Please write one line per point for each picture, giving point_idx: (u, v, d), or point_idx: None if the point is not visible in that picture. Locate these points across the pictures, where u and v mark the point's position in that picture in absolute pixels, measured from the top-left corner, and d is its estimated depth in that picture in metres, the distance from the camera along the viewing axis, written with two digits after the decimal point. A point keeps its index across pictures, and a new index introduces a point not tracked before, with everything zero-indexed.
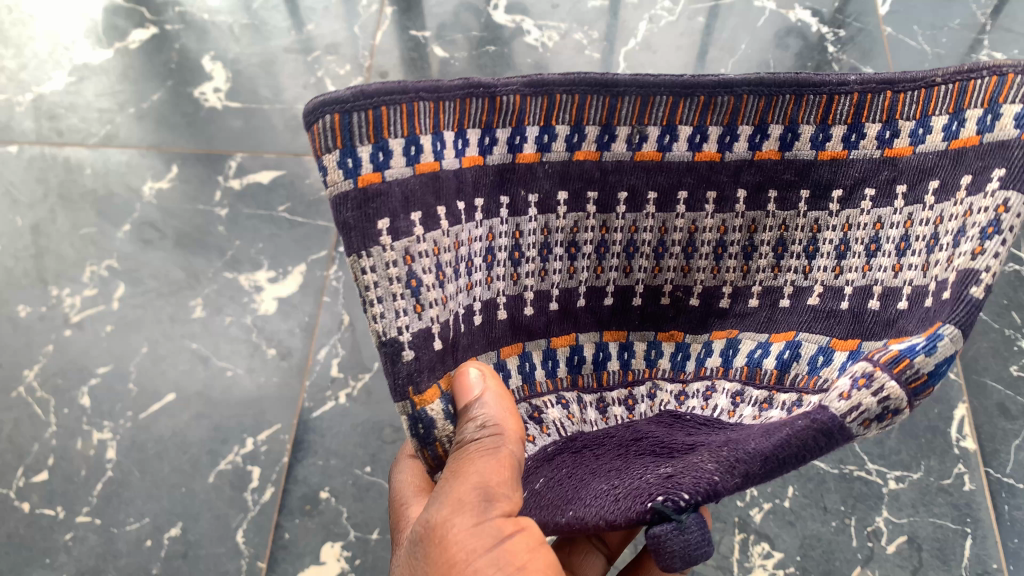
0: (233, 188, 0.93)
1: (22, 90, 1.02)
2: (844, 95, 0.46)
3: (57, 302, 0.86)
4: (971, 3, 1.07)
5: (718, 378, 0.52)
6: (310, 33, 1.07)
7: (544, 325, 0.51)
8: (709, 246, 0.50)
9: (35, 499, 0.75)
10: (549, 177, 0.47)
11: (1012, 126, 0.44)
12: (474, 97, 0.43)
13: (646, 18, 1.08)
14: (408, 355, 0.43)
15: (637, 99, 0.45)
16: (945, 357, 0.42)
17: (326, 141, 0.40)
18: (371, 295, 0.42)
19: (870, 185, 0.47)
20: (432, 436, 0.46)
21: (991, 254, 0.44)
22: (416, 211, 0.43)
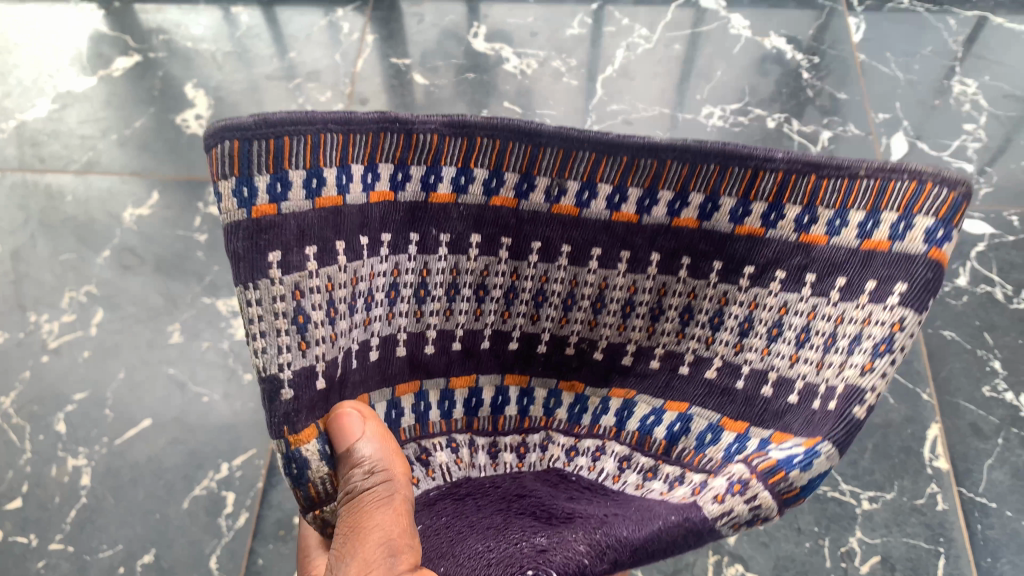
0: (213, 214, 0.93)
1: (6, 118, 1.03)
2: (769, 172, 0.46)
3: (35, 327, 0.86)
4: (943, 29, 1.09)
5: (610, 439, 0.54)
6: (293, 60, 1.08)
7: (444, 364, 0.53)
8: (617, 303, 0.51)
9: (9, 526, 0.75)
10: (462, 220, 0.48)
11: (920, 240, 0.45)
12: (389, 133, 0.44)
13: (623, 45, 1.09)
14: (287, 393, 0.45)
15: (559, 151, 0.47)
16: (820, 472, 0.45)
17: (224, 167, 0.41)
18: (255, 329, 0.44)
19: (782, 268, 0.48)
20: (306, 475, 0.47)
21: (879, 373, 0.46)
22: (311, 247, 0.44)
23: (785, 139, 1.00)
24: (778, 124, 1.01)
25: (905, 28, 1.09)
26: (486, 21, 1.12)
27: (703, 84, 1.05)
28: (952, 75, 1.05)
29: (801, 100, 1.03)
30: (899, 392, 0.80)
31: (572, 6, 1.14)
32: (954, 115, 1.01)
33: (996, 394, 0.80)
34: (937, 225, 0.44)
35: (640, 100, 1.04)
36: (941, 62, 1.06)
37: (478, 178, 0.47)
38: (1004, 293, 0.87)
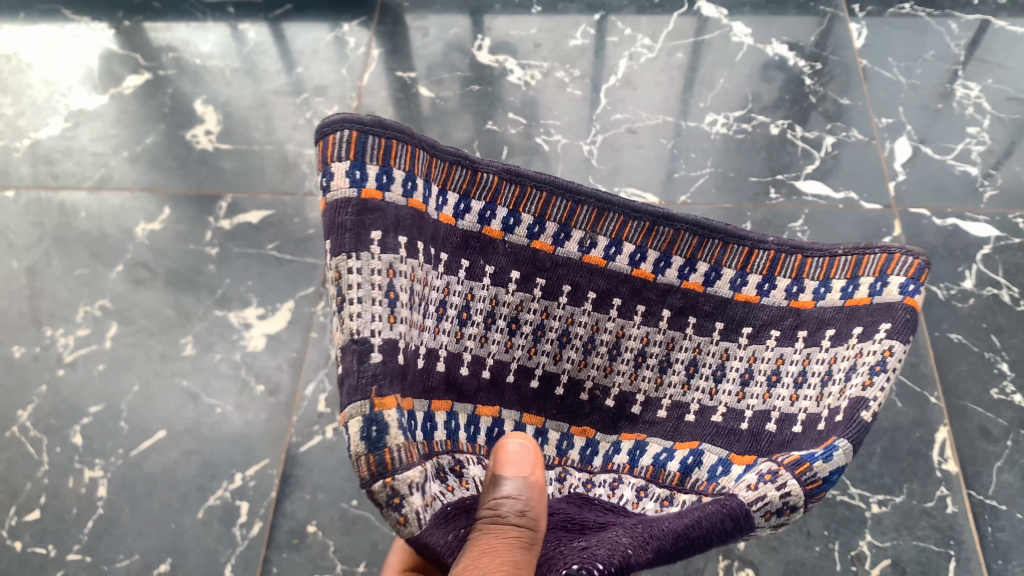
0: (224, 228, 0.95)
1: (19, 136, 1.05)
2: (762, 251, 0.53)
3: (51, 342, 0.87)
4: (945, 34, 1.10)
5: (625, 472, 0.54)
6: (300, 75, 1.10)
7: (475, 388, 0.55)
8: (631, 352, 0.55)
9: (27, 538, 0.76)
10: (506, 256, 0.54)
11: (897, 293, 0.51)
12: (460, 167, 0.52)
13: (626, 55, 1.10)
14: (376, 356, 0.44)
15: (594, 210, 0.54)
16: (842, 467, 0.45)
17: (340, 151, 0.48)
18: (352, 293, 0.46)
19: (776, 327, 0.53)
20: (384, 441, 0.42)
21: (879, 387, 0.47)
22: (404, 237, 0.48)
23: (789, 145, 1.00)
24: (781, 130, 1.02)
25: (906, 33, 1.10)
26: (490, 33, 1.13)
27: (706, 92, 1.06)
28: (954, 79, 1.06)
29: (805, 106, 1.04)
30: (906, 395, 0.81)
31: (574, 17, 1.15)
32: (958, 119, 1.02)
33: (1004, 397, 0.80)
34: (908, 281, 0.51)
35: (643, 108, 1.05)
36: (943, 66, 1.07)
37: (524, 223, 0.54)
38: (1010, 295, 0.87)
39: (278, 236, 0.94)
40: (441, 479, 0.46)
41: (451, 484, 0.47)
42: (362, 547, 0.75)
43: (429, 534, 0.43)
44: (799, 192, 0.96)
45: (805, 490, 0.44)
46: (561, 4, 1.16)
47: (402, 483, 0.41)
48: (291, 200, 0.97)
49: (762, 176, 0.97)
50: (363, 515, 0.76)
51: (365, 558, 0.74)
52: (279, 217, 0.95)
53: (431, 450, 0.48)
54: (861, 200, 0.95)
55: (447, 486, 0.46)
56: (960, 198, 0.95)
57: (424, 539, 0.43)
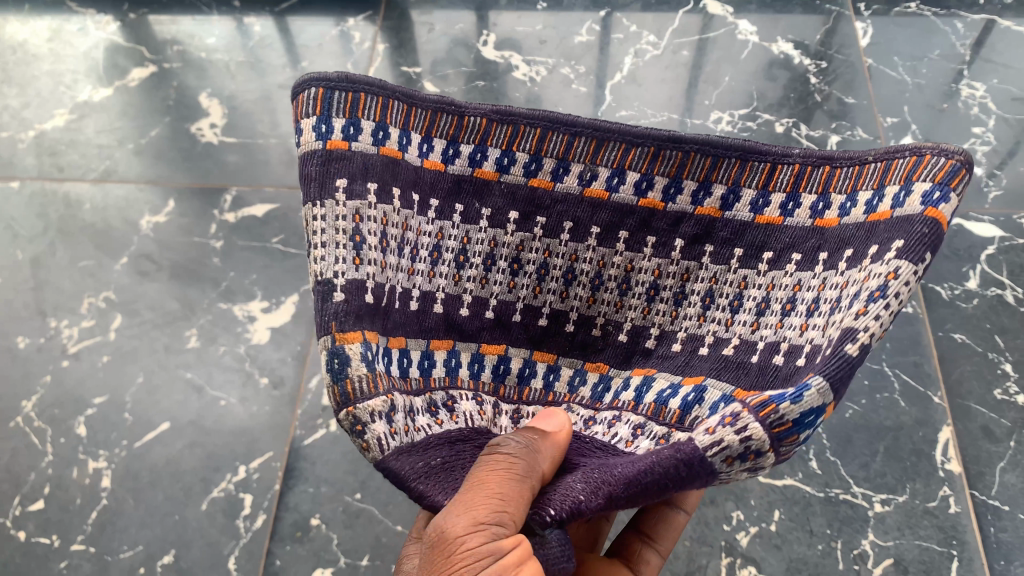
0: (228, 221, 0.95)
1: (24, 127, 1.05)
2: (786, 166, 0.53)
3: (55, 333, 0.88)
4: (950, 33, 1.10)
5: (627, 410, 0.54)
6: (305, 70, 1.10)
7: (477, 328, 0.57)
8: (643, 287, 0.56)
9: (30, 528, 0.77)
10: (502, 197, 0.56)
11: (919, 203, 0.47)
12: (444, 114, 0.55)
13: (631, 52, 1.10)
14: (338, 296, 0.50)
15: (592, 139, 0.55)
16: (814, 407, 0.41)
17: (309, 109, 0.53)
18: (317, 238, 0.51)
19: (798, 251, 0.53)
20: (346, 372, 0.48)
21: (873, 315, 0.43)
22: (373, 184, 0.52)
23: (794, 143, 1.00)
24: (786, 129, 1.02)
25: (912, 32, 1.10)
26: (496, 29, 1.13)
27: (711, 89, 1.06)
28: (960, 78, 1.05)
29: (810, 105, 1.04)
30: (909, 395, 0.81)
31: (580, 13, 1.15)
32: (962, 119, 1.02)
33: (1007, 397, 0.80)
34: (935, 188, 0.47)
35: (648, 105, 1.05)
36: (949, 66, 1.07)
37: (519, 161, 0.56)
38: (1014, 296, 0.87)
39: (283, 229, 0.94)
40: (430, 413, 0.52)
41: (440, 418, 0.52)
42: (365, 541, 0.75)
43: (395, 460, 0.47)
44: None
45: (767, 433, 0.41)
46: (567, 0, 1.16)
47: (363, 411, 0.47)
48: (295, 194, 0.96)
49: None
50: (366, 509, 0.76)
51: (368, 552, 0.74)
52: (283, 211, 0.95)
53: (427, 386, 0.53)
54: None
55: (436, 419, 0.51)
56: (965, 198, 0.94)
57: (388, 464, 0.47)
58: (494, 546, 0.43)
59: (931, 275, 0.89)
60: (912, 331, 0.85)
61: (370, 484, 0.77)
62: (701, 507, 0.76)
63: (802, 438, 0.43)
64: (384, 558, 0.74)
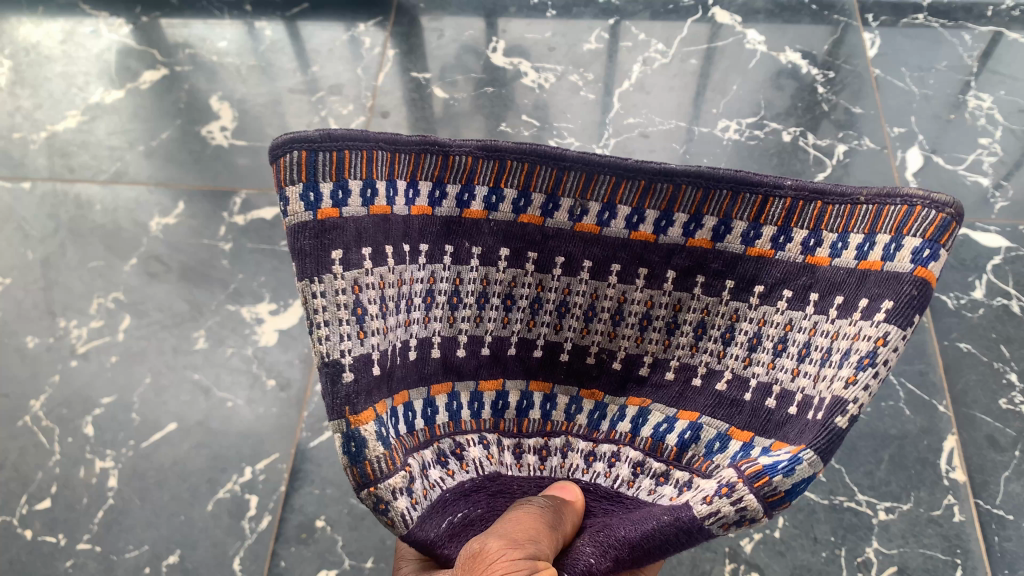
0: (238, 223, 0.95)
1: (36, 128, 1.06)
2: (778, 198, 0.51)
3: (64, 333, 0.88)
4: (958, 45, 1.10)
5: (626, 444, 0.56)
6: (315, 74, 1.11)
7: (474, 367, 0.57)
8: (636, 316, 0.56)
9: (37, 526, 0.77)
10: (492, 235, 0.55)
11: (908, 260, 0.47)
12: (428, 154, 0.52)
13: (640, 60, 1.11)
14: (348, 376, 0.49)
15: (582, 175, 0.53)
16: (805, 477, 0.44)
17: (292, 175, 0.50)
18: (318, 317, 0.49)
19: (790, 287, 0.52)
20: (364, 454, 0.48)
21: (861, 385, 0.46)
22: (366, 247, 0.51)
23: (801, 152, 1.01)
24: (793, 138, 1.02)
25: (920, 42, 1.10)
26: (505, 36, 1.14)
27: (719, 98, 1.06)
28: (966, 90, 1.06)
29: (817, 114, 1.04)
30: (915, 403, 0.81)
31: (589, 21, 1.15)
32: (970, 130, 1.02)
33: (1012, 406, 0.80)
34: (924, 245, 0.47)
35: (656, 113, 1.05)
36: (956, 77, 1.07)
37: (507, 198, 0.54)
38: (1019, 306, 0.87)
39: None
40: (441, 464, 0.53)
41: (451, 468, 0.53)
42: (370, 543, 0.75)
43: (419, 530, 0.48)
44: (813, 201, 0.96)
45: (762, 504, 0.44)
46: (576, 9, 1.17)
47: (385, 490, 0.48)
48: None
49: None
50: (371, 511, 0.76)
51: (373, 555, 0.74)
52: None
53: (432, 436, 0.54)
54: None
55: (447, 470, 0.53)
56: (971, 208, 0.95)
57: (414, 535, 0.48)
58: (525, 561, 0.42)
59: (937, 285, 0.89)
60: (918, 340, 0.85)
61: None
62: None
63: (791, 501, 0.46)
64: (388, 561, 0.74)
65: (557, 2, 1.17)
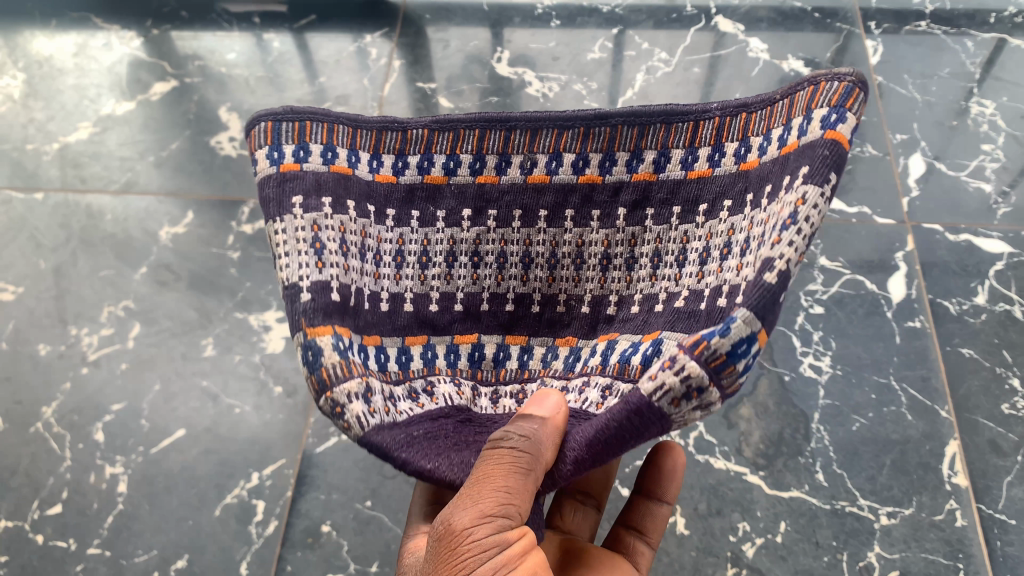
0: (246, 232, 0.97)
1: (49, 140, 1.08)
2: (707, 121, 0.51)
3: (76, 341, 0.90)
4: (960, 51, 1.11)
5: (595, 373, 0.49)
6: (322, 85, 1.12)
7: (448, 321, 0.53)
8: (595, 258, 0.52)
9: (48, 531, 0.78)
10: (454, 198, 0.53)
11: (819, 128, 0.44)
12: (388, 130, 0.54)
13: (643, 69, 1.12)
14: (305, 296, 0.45)
15: (527, 130, 0.53)
16: (745, 336, 0.37)
17: (260, 141, 0.51)
18: (280, 250, 0.47)
19: (728, 198, 0.49)
20: (320, 361, 0.43)
21: (786, 243, 0.40)
22: (328, 197, 0.49)
23: None
24: None
25: (922, 50, 1.11)
26: (510, 46, 1.15)
27: None
28: (969, 96, 1.06)
29: None
30: (917, 409, 0.81)
31: (593, 30, 1.17)
32: (973, 136, 1.02)
33: (1015, 411, 0.80)
34: (831, 111, 0.44)
35: None
36: (959, 83, 1.08)
37: (464, 162, 0.54)
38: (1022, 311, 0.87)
39: None
40: (411, 398, 0.48)
41: (421, 402, 0.48)
42: (375, 548, 0.76)
43: (379, 434, 0.42)
44: None
45: (704, 369, 0.37)
46: (580, 18, 1.18)
47: (341, 394, 0.42)
48: None
49: None
50: (376, 516, 0.77)
51: (378, 559, 0.75)
52: None
53: (404, 377, 0.50)
54: (875, 215, 0.95)
55: (417, 403, 0.48)
56: (974, 214, 0.95)
57: (371, 440, 0.42)
58: (499, 535, 0.45)
59: (939, 291, 0.89)
60: (920, 346, 0.85)
61: (380, 492, 0.79)
62: (708, 518, 0.76)
63: (746, 371, 0.38)
64: (393, 564, 0.75)
65: (561, 12, 1.19)
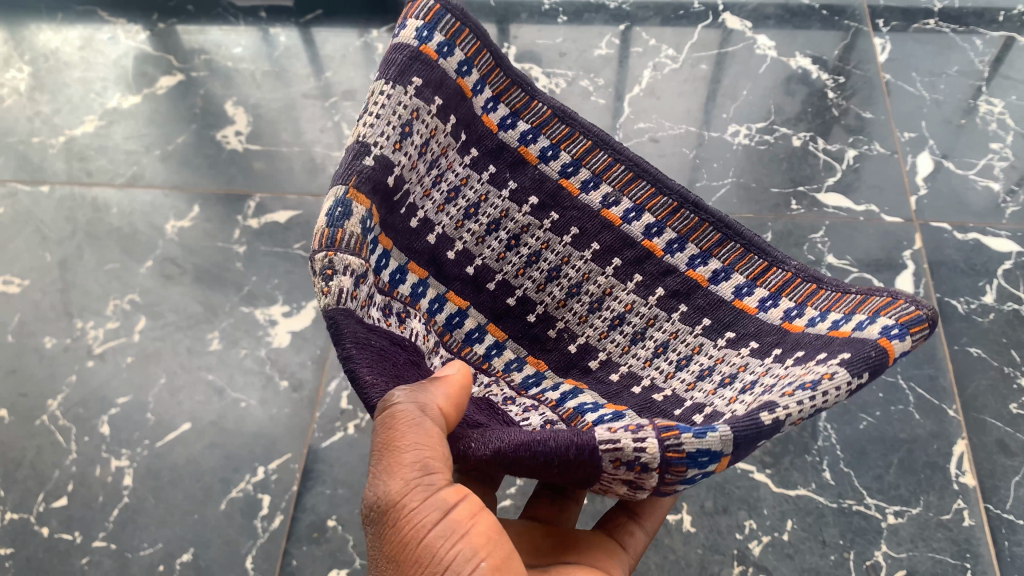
0: (252, 227, 0.97)
1: (55, 134, 1.07)
2: (779, 270, 0.51)
3: (81, 334, 0.89)
4: (969, 50, 1.10)
5: (546, 407, 0.50)
6: (329, 79, 1.12)
7: (455, 271, 0.52)
8: (611, 314, 0.53)
9: (54, 524, 0.78)
10: (530, 180, 0.54)
11: (875, 330, 0.43)
12: (519, 89, 0.55)
13: (650, 65, 1.11)
14: (368, 161, 0.46)
15: (627, 172, 0.54)
16: (711, 449, 0.38)
17: (420, 14, 0.51)
18: (373, 109, 0.47)
19: (757, 341, 0.49)
20: (343, 222, 0.44)
21: (796, 399, 0.40)
22: (440, 99, 0.50)
23: (811, 157, 1.01)
24: (803, 142, 1.02)
25: (930, 48, 1.11)
26: (516, 41, 1.15)
27: (729, 103, 1.07)
28: (978, 94, 1.06)
29: (827, 119, 1.04)
30: (924, 408, 0.81)
31: (599, 27, 1.16)
32: (981, 135, 1.02)
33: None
34: (895, 326, 0.43)
35: (666, 118, 1.05)
36: (967, 82, 1.07)
37: (560, 160, 0.55)
38: None
39: (305, 236, 0.96)
40: (385, 314, 0.46)
41: (394, 323, 0.47)
42: None
43: (341, 318, 0.42)
44: (820, 205, 0.96)
45: (661, 455, 0.38)
46: (587, 15, 1.18)
47: (340, 262, 0.43)
48: (320, 202, 0.99)
49: (783, 187, 0.98)
50: None
51: None
52: (306, 218, 0.97)
53: (387, 292, 0.48)
54: (882, 214, 0.95)
55: (388, 322, 0.46)
56: (981, 214, 0.95)
57: (332, 317, 0.42)
58: (437, 500, 0.42)
59: (947, 290, 0.89)
60: (927, 345, 0.85)
61: None
62: (714, 515, 0.76)
63: (691, 478, 0.40)
64: None
65: (568, 8, 1.19)
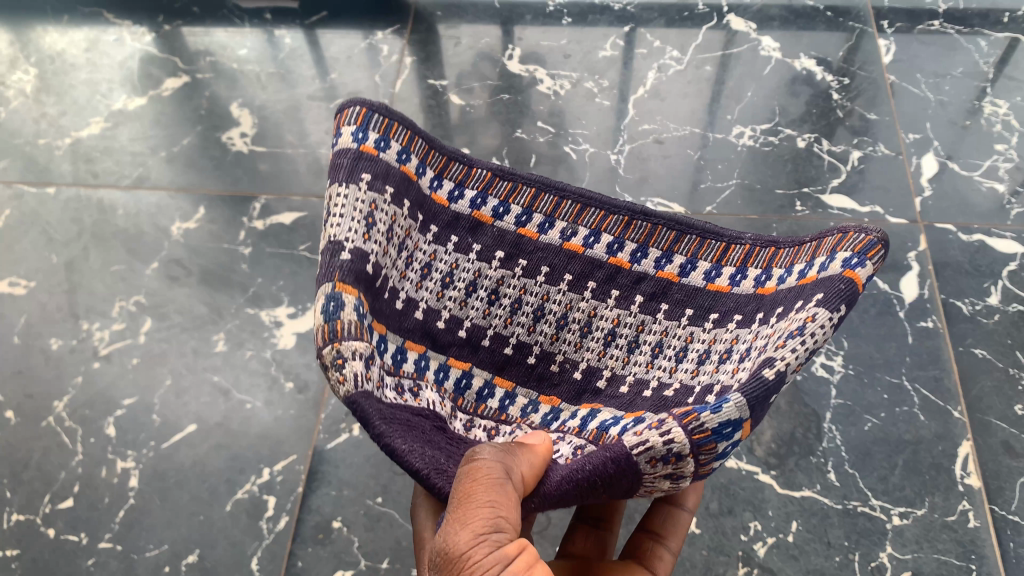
0: (257, 228, 0.97)
1: (61, 135, 1.08)
2: (739, 245, 0.51)
3: (87, 335, 0.90)
4: (973, 51, 1.10)
5: (569, 433, 0.49)
6: (334, 81, 1.12)
7: (447, 339, 0.52)
8: (601, 332, 0.52)
9: (60, 525, 0.78)
10: (492, 238, 0.53)
11: (838, 267, 0.44)
12: (456, 162, 0.55)
13: (655, 67, 1.12)
14: (343, 255, 0.47)
15: (575, 204, 0.54)
16: (733, 419, 0.39)
17: (349, 121, 0.51)
18: (336, 211, 0.48)
19: (739, 313, 0.50)
20: (338, 313, 0.45)
21: (788, 348, 0.41)
22: (391, 187, 0.50)
23: (815, 158, 1.01)
24: (808, 144, 1.02)
25: (935, 49, 1.11)
26: (521, 43, 1.15)
27: (733, 104, 1.07)
28: (982, 95, 1.06)
29: (832, 121, 1.04)
30: (929, 409, 0.81)
31: (604, 29, 1.16)
32: (985, 136, 1.02)
33: None
34: (854, 257, 0.44)
35: (671, 120, 1.05)
36: (972, 83, 1.07)
37: (512, 212, 0.54)
38: None
39: (311, 237, 0.96)
40: (396, 391, 0.47)
41: (406, 396, 0.48)
42: (386, 544, 0.76)
43: (360, 398, 0.43)
44: (825, 206, 0.96)
45: (690, 440, 0.39)
46: (591, 16, 1.18)
47: (348, 348, 0.44)
48: None
49: (787, 188, 0.98)
50: (387, 513, 0.78)
51: (389, 555, 0.76)
52: (312, 220, 0.98)
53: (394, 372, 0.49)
54: (886, 215, 0.95)
55: (402, 397, 0.47)
56: (985, 215, 0.95)
57: (354, 401, 0.43)
58: (500, 554, 0.40)
59: (952, 291, 0.89)
60: (932, 346, 0.85)
61: (391, 488, 0.79)
62: (719, 517, 0.76)
63: (723, 452, 0.40)
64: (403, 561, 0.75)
65: (573, 10, 1.19)
